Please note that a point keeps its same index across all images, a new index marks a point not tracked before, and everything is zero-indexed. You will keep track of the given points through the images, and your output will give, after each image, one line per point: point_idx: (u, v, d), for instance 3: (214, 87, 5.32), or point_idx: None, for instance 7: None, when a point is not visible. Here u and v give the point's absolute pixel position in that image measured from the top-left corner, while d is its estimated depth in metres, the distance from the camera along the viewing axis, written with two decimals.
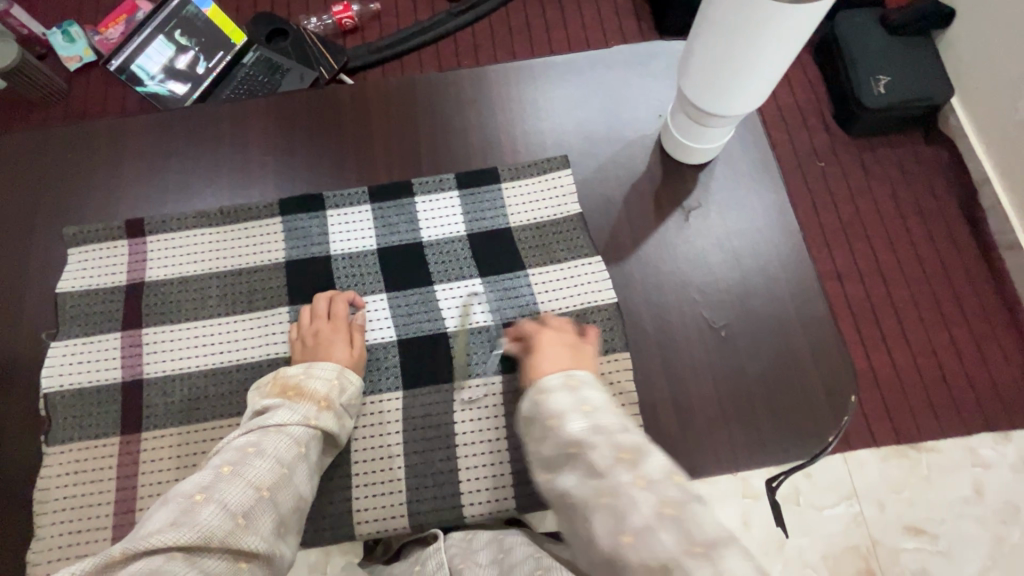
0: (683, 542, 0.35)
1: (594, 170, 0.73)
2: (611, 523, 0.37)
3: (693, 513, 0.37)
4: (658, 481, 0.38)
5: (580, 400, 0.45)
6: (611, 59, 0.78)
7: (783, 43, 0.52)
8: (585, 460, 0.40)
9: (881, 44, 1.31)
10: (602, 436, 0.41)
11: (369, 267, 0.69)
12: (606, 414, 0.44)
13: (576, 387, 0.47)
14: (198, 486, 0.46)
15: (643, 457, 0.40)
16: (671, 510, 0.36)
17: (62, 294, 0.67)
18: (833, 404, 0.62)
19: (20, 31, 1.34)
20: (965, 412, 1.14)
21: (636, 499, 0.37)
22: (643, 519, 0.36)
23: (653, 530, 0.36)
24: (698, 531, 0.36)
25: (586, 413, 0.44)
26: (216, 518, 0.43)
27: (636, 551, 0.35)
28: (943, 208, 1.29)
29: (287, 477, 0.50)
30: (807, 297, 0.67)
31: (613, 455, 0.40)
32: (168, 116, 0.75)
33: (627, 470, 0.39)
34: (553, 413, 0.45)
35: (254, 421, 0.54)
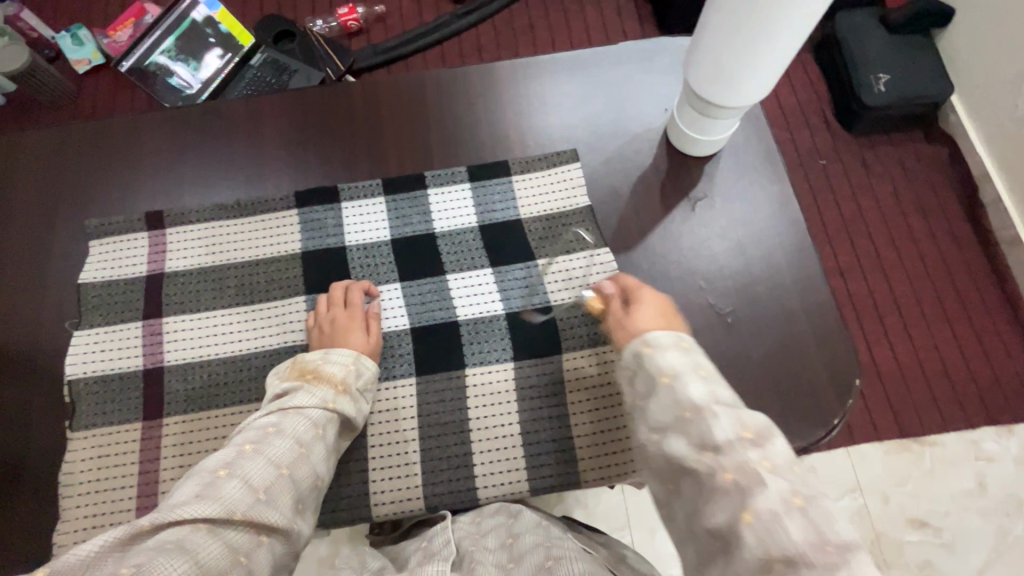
0: (815, 536, 0.37)
1: (601, 163, 0.75)
2: (734, 500, 0.39)
3: (824, 508, 0.38)
4: (783, 467, 0.41)
5: (696, 363, 0.49)
6: (618, 55, 0.80)
7: (782, 36, 0.54)
8: (704, 432, 0.43)
9: (880, 42, 1.33)
10: (725, 410, 0.44)
11: (383, 257, 0.70)
12: (723, 386, 0.47)
13: (689, 350, 0.50)
14: (221, 463, 0.48)
15: (768, 441, 0.42)
16: (799, 501, 0.38)
17: (84, 284, 0.69)
18: (837, 390, 0.64)
19: (30, 34, 1.38)
20: (966, 404, 1.15)
21: (767, 482, 0.39)
22: (771, 502, 0.38)
23: (779, 515, 0.37)
24: (828, 527, 0.37)
25: (704, 379, 0.47)
26: (237, 493, 0.45)
27: (756, 530, 0.38)
28: (942, 204, 1.31)
29: (305, 457, 0.52)
30: (811, 286, 0.68)
31: (736, 433, 0.43)
32: (184, 113, 0.77)
33: (753, 450, 0.41)
34: (667, 371, 0.48)
35: (274, 403, 0.56)
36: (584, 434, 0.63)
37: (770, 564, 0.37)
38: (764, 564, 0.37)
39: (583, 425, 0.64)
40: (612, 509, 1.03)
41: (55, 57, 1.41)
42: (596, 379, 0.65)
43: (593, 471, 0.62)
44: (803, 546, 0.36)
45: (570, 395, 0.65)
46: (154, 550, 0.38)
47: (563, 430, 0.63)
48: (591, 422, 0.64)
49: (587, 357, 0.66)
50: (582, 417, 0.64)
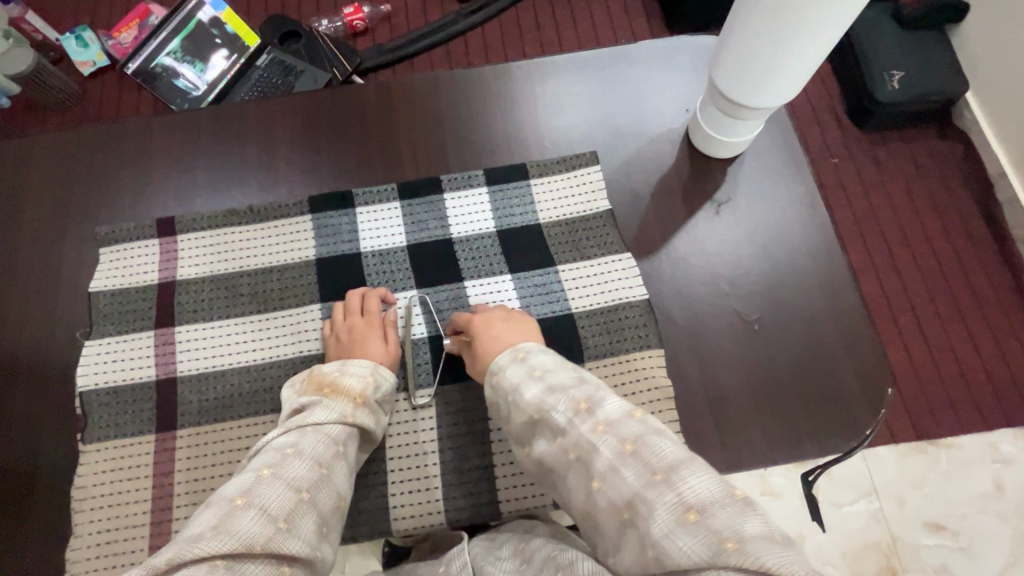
0: (646, 473, 0.37)
1: (621, 165, 0.73)
2: (585, 472, 0.40)
3: (655, 443, 0.38)
4: (618, 422, 0.40)
5: (529, 368, 0.49)
6: (636, 55, 0.78)
7: (815, 36, 0.52)
8: (550, 424, 0.43)
9: (894, 38, 1.31)
10: (558, 395, 0.44)
11: (399, 264, 0.69)
12: (559, 376, 0.47)
13: (524, 359, 0.50)
14: (239, 491, 0.45)
15: (599, 404, 0.42)
16: (630, 446, 0.38)
17: (95, 293, 0.67)
18: (865, 398, 0.62)
19: (34, 36, 1.37)
20: (984, 407, 1.13)
21: (598, 445, 0.40)
22: (607, 461, 0.39)
23: (616, 469, 0.38)
24: (656, 458, 0.37)
25: (538, 380, 0.47)
26: (256, 525, 0.42)
27: (605, 492, 0.38)
28: (960, 202, 1.29)
29: (326, 477, 0.50)
30: (837, 290, 0.66)
31: (571, 410, 0.43)
32: (193, 116, 0.76)
33: (586, 419, 0.41)
34: (508, 387, 0.48)
35: (293, 420, 0.54)
36: None
37: (623, 517, 0.37)
38: (621, 515, 0.37)
39: None
40: None
41: (58, 59, 1.40)
42: (618, 389, 0.64)
43: None
44: (637, 489, 0.37)
45: None
46: None
47: None
48: None
49: (609, 366, 0.64)
50: None
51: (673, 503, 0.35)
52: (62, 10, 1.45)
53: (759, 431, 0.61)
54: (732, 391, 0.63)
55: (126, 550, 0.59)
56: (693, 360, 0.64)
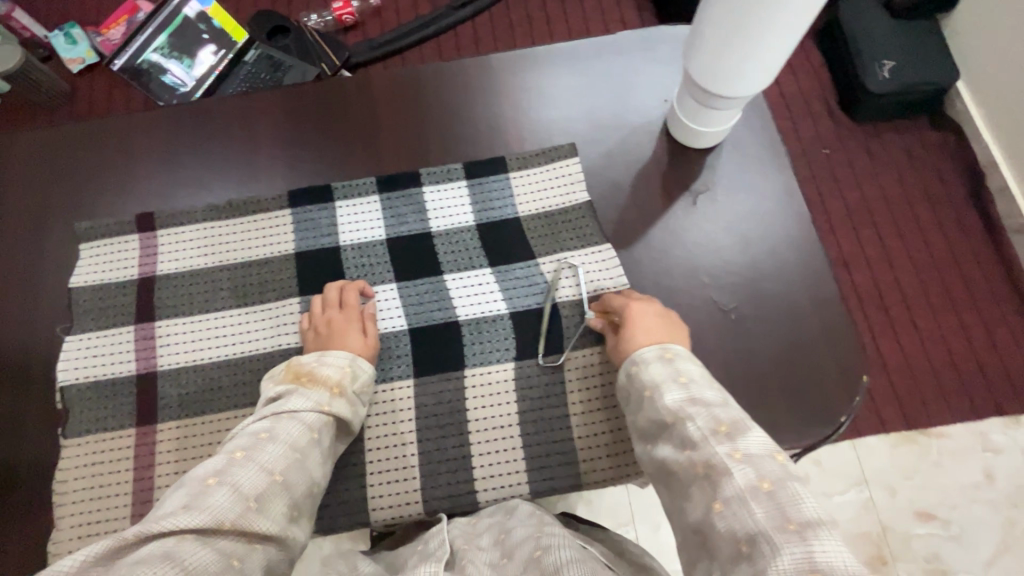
0: (777, 517, 0.38)
1: (602, 156, 0.73)
2: (707, 491, 0.42)
3: (791, 491, 0.40)
4: (756, 457, 0.43)
5: (675, 371, 0.52)
6: (617, 46, 0.78)
7: (783, 23, 0.52)
8: (682, 432, 0.47)
9: (883, 28, 1.30)
10: (700, 409, 0.47)
11: (378, 257, 0.69)
12: (705, 388, 0.50)
13: (671, 359, 0.53)
14: (211, 471, 0.47)
15: (741, 433, 0.45)
16: (767, 485, 0.40)
17: (75, 289, 0.67)
18: (847, 388, 0.62)
19: (22, 34, 1.36)
20: (973, 395, 1.14)
21: (732, 471, 0.42)
22: (738, 489, 0.41)
23: (745, 500, 0.40)
24: (793, 508, 0.39)
25: (682, 386, 0.50)
26: (226, 502, 0.44)
27: (726, 517, 0.40)
28: (949, 192, 1.29)
29: (299, 463, 0.51)
30: (818, 279, 0.66)
31: (709, 428, 0.45)
32: (175, 111, 0.76)
33: (724, 443, 0.44)
34: (648, 385, 0.52)
35: (268, 407, 0.55)
36: (586, 435, 0.62)
37: (739, 548, 0.38)
38: (735, 547, 0.39)
39: (584, 426, 0.62)
40: (616, 507, 1.02)
41: (48, 57, 1.40)
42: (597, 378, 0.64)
43: (596, 473, 0.61)
44: (763, 526, 0.38)
45: (571, 395, 0.63)
46: (138, 563, 0.37)
47: (564, 430, 0.62)
48: (593, 423, 0.62)
49: (587, 356, 0.65)
50: (584, 418, 0.63)
51: (796, 552, 0.36)
52: (49, 6, 1.44)
53: None
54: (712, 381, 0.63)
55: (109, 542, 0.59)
56: None
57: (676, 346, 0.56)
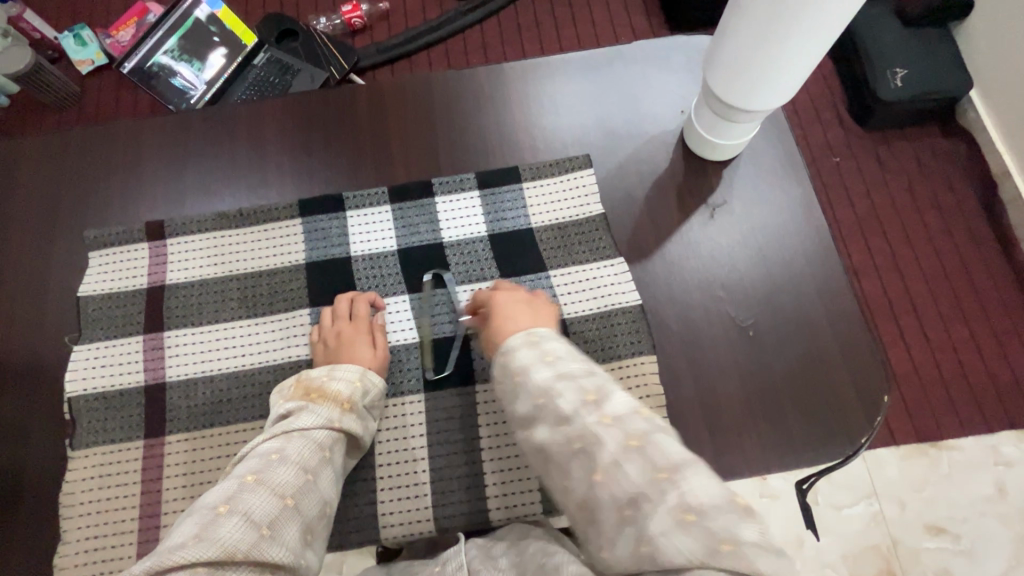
0: (650, 470, 0.37)
1: (616, 168, 0.72)
2: (584, 464, 0.40)
3: (660, 443, 0.38)
4: (626, 417, 0.40)
5: (542, 352, 0.47)
6: (631, 54, 0.77)
7: (820, 33, 0.50)
8: (553, 410, 0.43)
9: (896, 36, 1.29)
10: (569, 381, 0.44)
11: (389, 268, 0.68)
12: (573, 361, 0.46)
13: (537, 343, 0.48)
14: (222, 498, 0.45)
15: (606, 399, 0.42)
16: (636, 443, 0.38)
17: (84, 297, 0.67)
18: (866, 405, 0.61)
19: (32, 35, 1.37)
20: (986, 408, 1.12)
21: (603, 437, 0.39)
22: (611, 454, 0.39)
23: (619, 463, 0.38)
24: (662, 457, 0.37)
25: (551, 361, 0.46)
26: (238, 532, 0.42)
27: (607, 487, 0.38)
28: (962, 202, 1.27)
29: (312, 484, 0.50)
30: (836, 294, 0.65)
31: (579, 401, 0.42)
32: (185, 116, 0.75)
33: (592, 411, 0.41)
34: (517, 368, 0.46)
35: (279, 425, 0.54)
36: None
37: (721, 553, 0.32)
38: (618, 511, 0.37)
39: None
40: None
41: (57, 58, 1.39)
42: None
43: None
44: (642, 487, 0.37)
45: None
46: None
47: None
48: None
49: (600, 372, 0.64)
50: None
51: (671, 505, 0.35)
52: (59, 7, 1.44)
53: (754, 437, 0.61)
54: (727, 398, 0.62)
55: (114, 556, 0.59)
56: (686, 364, 0.63)
57: (544, 330, 0.51)
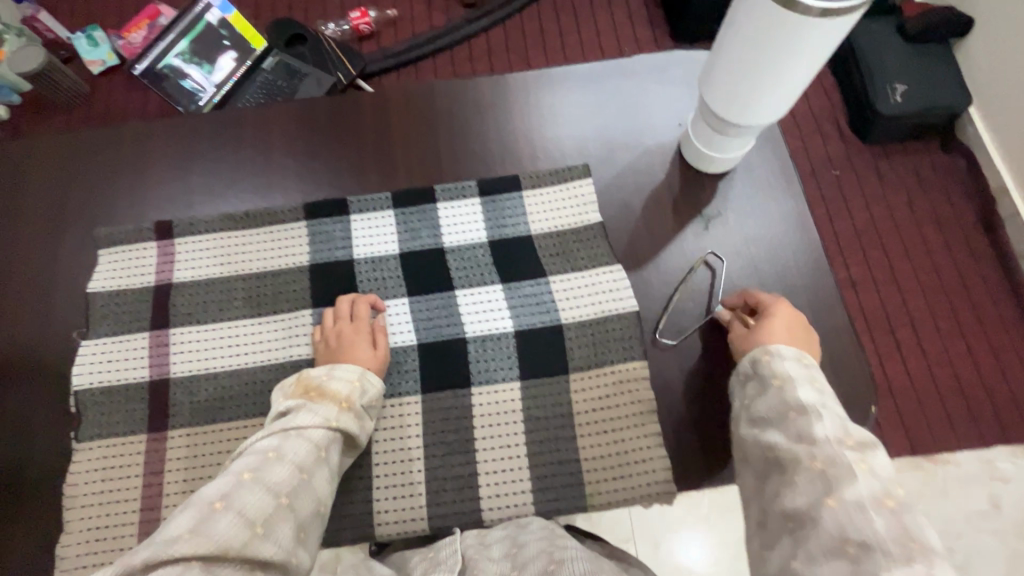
0: (899, 531, 0.38)
1: (614, 178, 0.73)
2: (819, 486, 0.42)
3: (915, 520, 0.39)
4: (880, 473, 0.43)
5: (811, 376, 0.52)
6: (632, 67, 0.78)
7: (804, 56, 0.52)
8: (803, 427, 0.47)
9: (896, 52, 1.31)
10: (832, 413, 0.47)
11: (391, 271, 0.70)
12: (812, 393, 0.49)
13: (808, 365, 0.53)
14: (218, 493, 0.46)
15: (870, 450, 0.44)
16: (892, 503, 0.40)
17: (92, 293, 0.68)
18: (856, 416, 0.62)
19: (47, 35, 1.41)
20: (981, 422, 1.13)
21: (856, 477, 0.42)
22: (861, 494, 0.41)
23: (865, 507, 0.40)
24: (915, 528, 0.38)
25: (815, 389, 0.50)
26: (233, 529, 0.43)
27: (835, 513, 0.40)
28: (959, 217, 1.28)
29: (306, 483, 0.50)
30: (828, 306, 0.67)
31: (836, 434, 0.45)
32: (194, 119, 0.77)
33: (853, 450, 0.44)
34: (778, 376, 0.52)
35: (278, 422, 0.55)
36: (592, 457, 0.62)
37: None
38: (837, 545, 0.39)
39: (589, 449, 0.63)
40: (615, 521, 1.01)
41: (69, 57, 1.42)
42: (603, 400, 0.64)
43: (600, 496, 0.61)
44: (881, 537, 0.38)
45: (577, 416, 0.64)
46: None
47: (570, 453, 0.63)
48: (599, 446, 0.63)
49: (593, 378, 0.65)
50: (590, 440, 0.63)
51: (913, 574, 0.36)
52: (73, 7, 1.47)
53: None
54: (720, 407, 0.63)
55: (115, 547, 0.60)
56: (679, 371, 0.65)
57: (812, 357, 0.55)
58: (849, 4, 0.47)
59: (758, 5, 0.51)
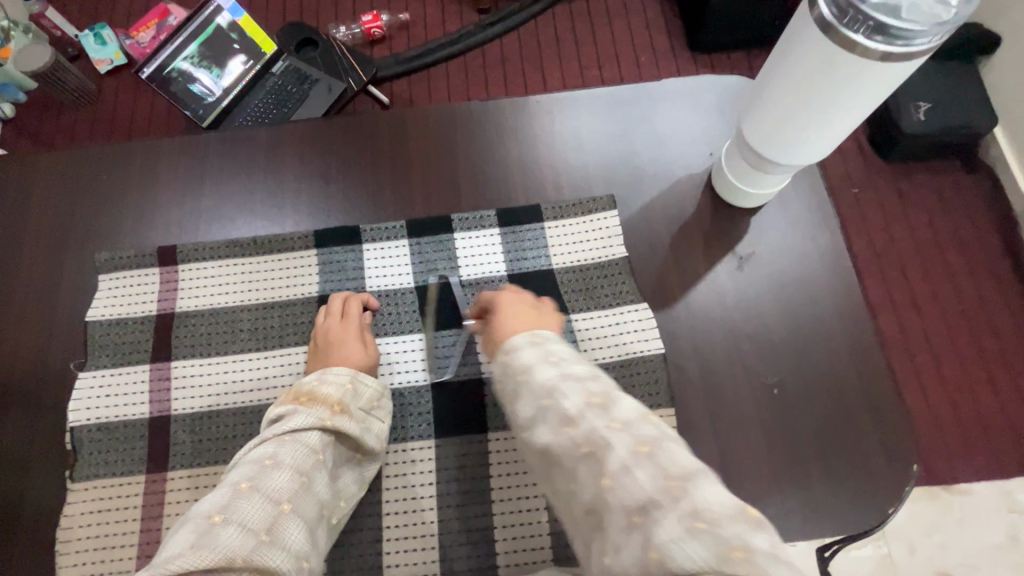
0: (660, 475, 0.36)
1: (642, 210, 0.70)
2: (593, 466, 0.39)
3: (669, 451, 0.38)
4: (633, 422, 0.40)
5: (546, 353, 0.48)
6: (660, 92, 0.75)
7: (863, 99, 0.48)
8: (557, 409, 0.43)
9: (923, 71, 1.26)
10: (573, 384, 0.44)
11: (406, 305, 0.67)
12: (576, 365, 0.47)
13: (541, 344, 0.50)
14: (217, 506, 0.45)
15: (614, 404, 0.42)
16: (647, 449, 0.38)
17: (91, 322, 0.65)
18: (892, 470, 0.59)
19: (53, 33, 1.37)
20: (1001, 454, 1.08)
21: (611, 442, 0.39)
22: (621, 459, 0.37)
23: (629, 468, 0.37)
24: (674, 465, 0.36)
25: (556, 364, 0.47)
26: (236, 539, 0.42)
27: (613, 490, 0.37)
28: (983, 240, 1.24)
29: (308, 487, 0.49)
30: (865, 352, 0.63)
31: (583, 401, 0.42)
32: (202, 136, 0.73)
33: (600, 415, 0.41)
34: (522, 367, 0.48)
35: (269, 429, 0.53)
36: None
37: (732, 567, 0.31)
38: (625, 517, 0.35)
39: None
40: None
41: (77, 56, 1.39)
42: None
43: None
44: (652, 493, 0.35)
45: None
46: None
47: None
48: None
49: None
50: None
51: (684, 511, 0.34)
52: (82, 6, 1.44)
53: (776, 501, 0.58)
54: (748, 457, 0.59)
55: None
56: (708, 421, 0.61)
57: (545, 331, 0.52)
58: (917, 50, 0.43)
59: (816, 46, 0.47)
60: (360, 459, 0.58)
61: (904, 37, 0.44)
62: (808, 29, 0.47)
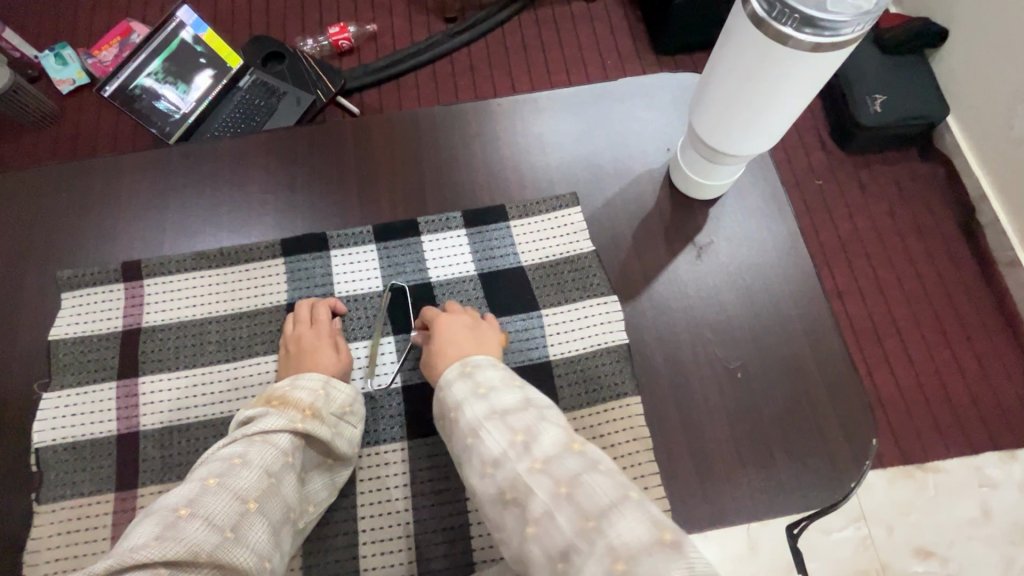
0: (578, 518, 0.38)
1: (604, 206, 0.71)
2: (519, 512, 0.41)
3: (586, 488, 0.39)
4: (551, 460, 0.42)
5: (475, 383, 0.51)
6: (619, 92, 0.77)
7: (803, 89, 0.51)
8: (480, 450, 0.45)
9: (876, 64, 1.31)
10: (496, 422, 0.46)
11: (376, 309, 0.67)
12: (507, 395, 0.49)
13: (470, 373, 0.52)
14: (184, 500, 0.46)
15: (536, 439, 0.44)
16: (564, 488, 0.39)
17: (55, 342, 0.65)
18: (854, 447, 0.61)
19: (11, 54, 1.34)
20: (968, 430, 1.12)
21: (533, 485, 0.41)
22: (543, 504, 0.39)
23: (550, 515, 0.39)
24: (589, 501, 0.38)
25: (482, 397, 0.49)
26: (201, 533, 0.43)
27: (537, 535, 0.39)
28: (941, 224, 1.28)
29: (274, 488, 0.50)
30: (823, 334, 0.65)
31: (505, 439, 0.44)
32: (165, 151, 0.73)
33: (521, 454, 0.43)
34: (453, 404, 0.50)
35: (240, 430, 0.53)
36: None
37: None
38: (552, 565, 0.38)
39: None
40: None
41: (37, 77, 1.37)
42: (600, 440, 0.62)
43: None
44: (570, 537, 0.37)
45: None
46: None
47: None
48: None
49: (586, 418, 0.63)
50: None
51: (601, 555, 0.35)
52: (40, 26, 1.42)
53: (744, 483, 0.59)
54: (715, 443, 0.61)
55: None
56: (676, 409, 0.62)
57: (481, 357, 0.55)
58: (844, 39, 0.46)
59: (754, 40, 0.49)
60: (331, 464, 0.58)
61: (832, 27, 0.46)
62: (744, 23, 0.49)
